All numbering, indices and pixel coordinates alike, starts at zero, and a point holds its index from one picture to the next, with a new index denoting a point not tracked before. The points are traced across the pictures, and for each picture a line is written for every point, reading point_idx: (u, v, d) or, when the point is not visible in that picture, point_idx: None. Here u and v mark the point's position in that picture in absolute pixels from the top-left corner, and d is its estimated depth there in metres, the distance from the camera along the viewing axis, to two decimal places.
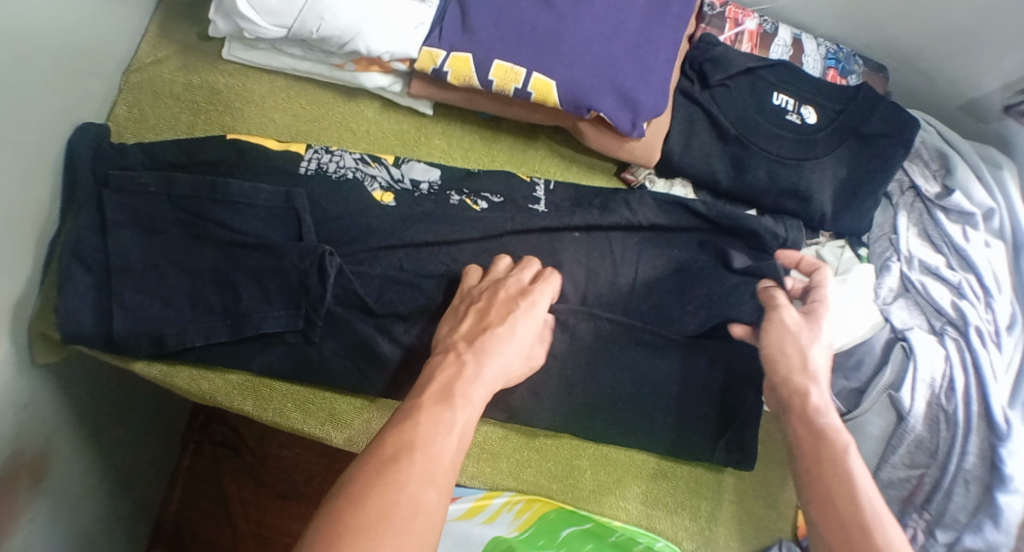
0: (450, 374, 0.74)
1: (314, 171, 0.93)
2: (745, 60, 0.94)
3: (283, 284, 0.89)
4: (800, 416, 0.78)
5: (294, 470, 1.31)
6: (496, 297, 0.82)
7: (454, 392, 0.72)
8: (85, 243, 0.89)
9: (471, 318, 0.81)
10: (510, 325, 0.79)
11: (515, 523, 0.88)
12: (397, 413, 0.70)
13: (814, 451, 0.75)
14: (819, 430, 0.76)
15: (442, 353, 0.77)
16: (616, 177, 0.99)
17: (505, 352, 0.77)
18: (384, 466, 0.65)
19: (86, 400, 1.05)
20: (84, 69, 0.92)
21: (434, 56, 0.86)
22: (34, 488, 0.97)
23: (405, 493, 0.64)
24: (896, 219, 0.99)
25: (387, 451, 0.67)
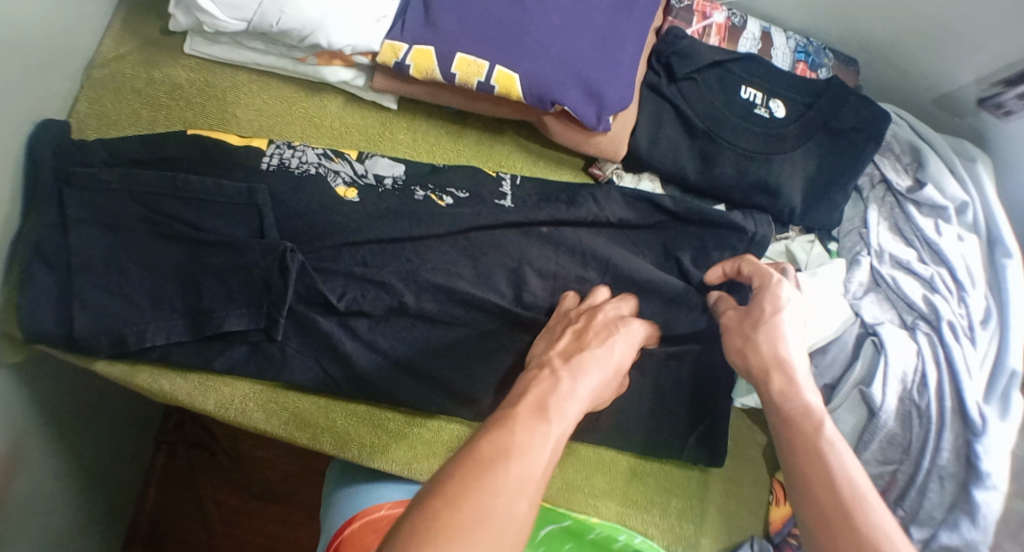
0: (546, 387, 0.74)
1: (276, 167, 0.92)
2: (713, 54, 0.92)
3: (246, 280, 0.89)
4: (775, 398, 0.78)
5: (269, 470, 1.30)
6: (595, 317, 0.84)
7: (551, 405, 0.71)
8: (47, 240, 0.88)
9: (567, 338, 0.82)
10: (601, 345, 0.81)
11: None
12: (492, 419, 0.69)
13: (789, 438, 0.75)
14: (796, 413, 0.76)
15: (538, 370, 0.77)
16: (585, 172, 0.98)
17: (600, 369, 0.78)
18: (481, 470, 0.63)
19: (54, 400, 1.03)
20: (45, 65, 0.91)
21: (397, 49, 0.85)
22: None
23: (499, 499, 0.62)
24: (867, 213, 0.98)
25: (484, 453, 0.65)
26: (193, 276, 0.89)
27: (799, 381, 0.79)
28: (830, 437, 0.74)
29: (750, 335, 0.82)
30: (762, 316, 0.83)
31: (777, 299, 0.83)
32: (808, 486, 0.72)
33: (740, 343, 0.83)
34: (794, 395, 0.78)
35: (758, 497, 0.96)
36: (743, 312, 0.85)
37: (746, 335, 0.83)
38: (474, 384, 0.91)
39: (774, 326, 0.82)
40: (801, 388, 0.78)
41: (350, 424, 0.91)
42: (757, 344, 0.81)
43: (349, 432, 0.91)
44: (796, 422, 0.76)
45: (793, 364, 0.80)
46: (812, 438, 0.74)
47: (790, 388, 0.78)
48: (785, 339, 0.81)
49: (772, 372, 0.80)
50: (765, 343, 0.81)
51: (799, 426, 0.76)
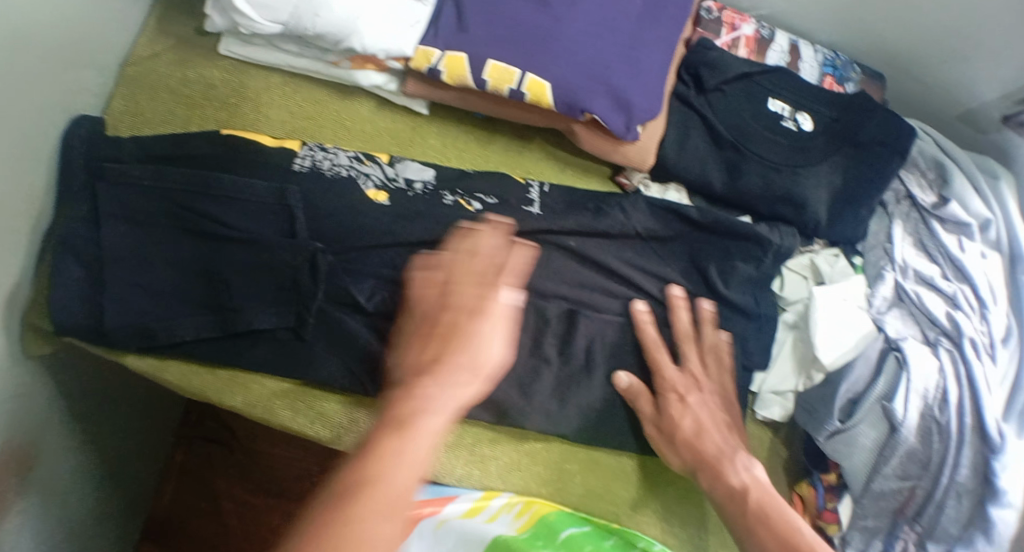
0: (410, 410, 0.67)
1: (309, 169, 0.93)
2: (742, 65, 0.93)
3: (275, 279, 0.91)
4: (715, 479, 0.84)
5: (286, 467, 1.32)
6: (481, 295, 0.74)
7: (409, 421, 0.67)
8: (79, 234, 0.91)
9: (649, 425, 0.89)
10: (470, 331, 0.72)
11: (515, 524, 0.90)
12: (357, 451, 0.65)
13: (743, 522, 0.80)
14: (735, 489, 0.82)
15: (401, 384, 0.70)
16: (611, 180, 0.99)
17: (477, 356, 0.71)
18: (340, 502, 0.62)
19: (79, 393, 1.05)
20: (80, 62, 0.93)
21: (429, 55, 0.86)
22: (25, 481, 0.97)
23: (362, 529, 0.61)
24: (892, 229, 0.98)
25: (344, 497, 0.62)
26: (222, 274, 0.91)
27: (722, 460, 0.85)
28: (762, 505, 0.80)
29: (673, 445, 0.88)
30: (670, 424, 0.88)
31: (671, 400, 0.89)
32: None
33: (668, 450, 0.88)
34: (728, 473, 0.84)
35: None
36: (658, 418, 0.89)
37: (671, 446, 0.88)
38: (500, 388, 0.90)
39: (682, 428, 0.88)
40: (725, 469, 0.84)
41: (375, 423, 0.92)
42: (677, 455, 0.88)
43: (373, 434, 0.92)
44: (740, 518, 0.80)
45: (705, 453, 0.86)
46: (744, 516, 0.80)
47: (715, 476, 0.84)
48: (693, 440, 0.87)
49: (698, 469, 0.86)
50: (676, 455, 0.88)
51: (731, 510, 0.81)
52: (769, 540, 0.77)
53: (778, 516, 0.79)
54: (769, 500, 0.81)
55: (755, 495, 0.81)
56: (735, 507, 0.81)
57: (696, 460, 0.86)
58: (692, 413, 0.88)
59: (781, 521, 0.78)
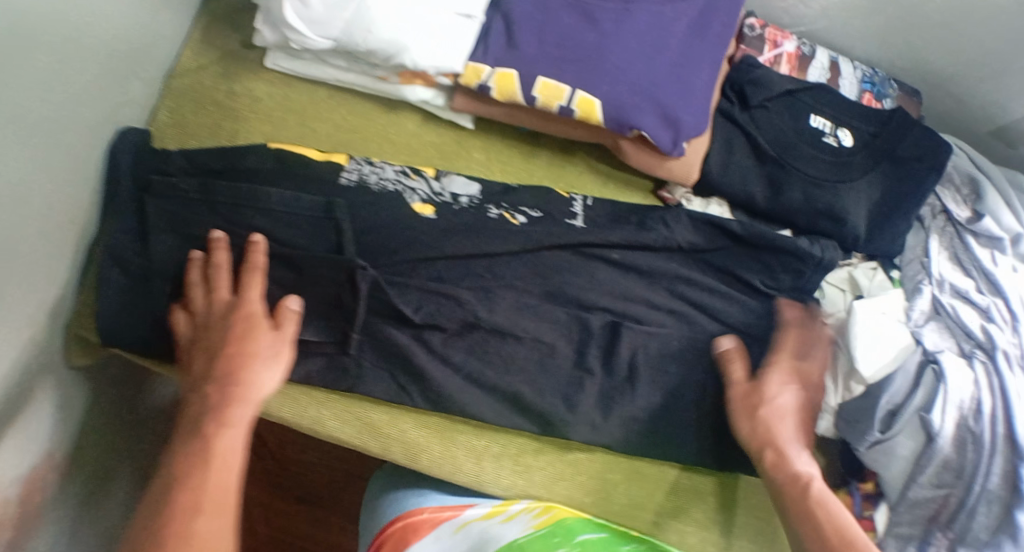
0: (212, 438, 0.81)
1: (355, 183, 0.94)
2: (785, 82, 0.94)
3: (321, 294, 0.91)
4: (776, 465, 0.88)
5: (315, 473, 1.31)
6: (236, 334, 0.86)
7: (219, 420, 0.82)
8: (124, 247, 0.91)
9: (742, 387, 0.91)
10: (257, 366, 0.85)
11: (533, 520, 0.91)
12: (181, 464, 0.79)
13: (794, 504, 0.85)
14: (794, 476, 0.87)
15: (212, 415, 0.82)
16: (653, 194, 1.01)
17: (256, 383, 0.85)
18: (184, 511, 0.76)
19: (110, 401, 1.06)
20: (125, 75, 0.93)
21: (479, 72, 0.87)
22: (61, 492, 0.97)
23: (198, 524, 0.76)
24: (928, 243, 1.00)
25: (171, 516, 0.76)
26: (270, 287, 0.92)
27: (790, 451, 0.89)
28: (820, 497, 0.85)
29: (755, 415, 0.90)
30: (766, 395, 0.90)
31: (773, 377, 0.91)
32: (788, 523, 0.86)
33: (744, 419, 0.90)
34: (787, 464, 0.88)
35: None
36: (754, 385, 0.91)
37: (751, 415, 0.90)
38: (544, 400, 0.92)
39: (773, 401, 0.90)
40: (793, 456, 0.88)
41: (420, 435, 0.93)
42: (758, 424, 0.89)
43: (419, 446, 0.92)
44: (786, 489, 0.86)
45: (784, 437, 0.89)
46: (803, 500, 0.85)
47: (782, 459, 0.88)
48: (778, 419, 0.89)
49: (766, 446, 0.89)
50: (750, 422, 0.90)
51: (789, 496, 0.86)
52: (831, 534, 0.82)
53: (833, 510, 0.84)
54: (825, 496, 0.86)
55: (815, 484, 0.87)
56: (782, 475, 0.87)
57: (768, 434, 0.89)
58: (786, 397, 0.91)
59: (836, 516, 0.84)
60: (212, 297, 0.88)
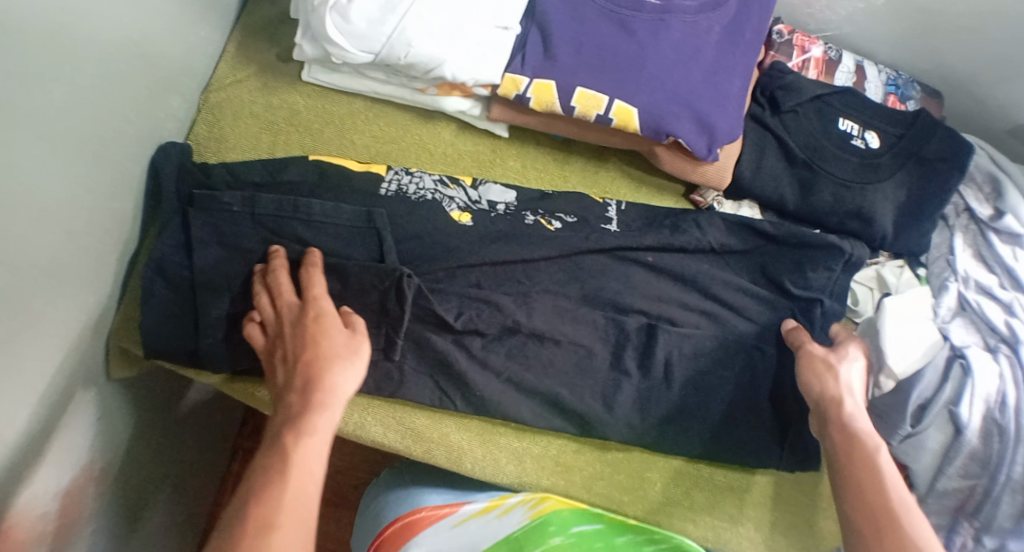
0: (292, 440, 0.79)
1: (394, 193, 0.96)
2: (814, 88, 0.97)
3: (364, 304, 0.92)
4: (835, 421, 0.88)
5: (342, 475, 1.34)
6: (306, 337, 0.85)
7: (300, 432, 0.80)
8: (168, 260, 0.92)
9: (823, 348, 0.92)
10: (333, 366, 0.84)
11: (527, 515, 0.94)
12: (260, 473, 0.77)
13: (849, 457, 0.85)
14: (852, 433, 0.86)
15: (292, 420, 0.81)
16: (684, 198, 1.03)
17: (333, 384, 0.83)
18: (261, 525, 0.73)
19: (149, 409, 1.07)
20: (167, 90, 0.95)
21: (517, 82, 0.89)
22: (101, 501, 0.98)
23: (277, 539, 0.73)
24: (952, 240, 1.03)
25: (250, 528, 0.73)
26: None
27: (853, 406, 0.88)
28: (880, 457, 0.84)
29: (834, 369, 0.90)
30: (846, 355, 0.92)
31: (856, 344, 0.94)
32: (847, 474, 0.84)
33: (823, 372, 0.90)
34: (852, 419, 0.87)
35: None
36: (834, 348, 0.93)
37: (831, 369, 0.90)
38: (584, 402, 0.94)
39: (853, 361, 0.91)
40: (854, 412, 0.88)
41: (462, 439, 0.94)
42: (837, 376, 0.90)
43: (462, 449, 0.94)
44: (855, 443, 0.86)
45: (857, 394, 0.89)
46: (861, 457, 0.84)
47: (853, 414, 0.88)
48: (858, 375, 0.90)
49: (840, 400, 0.88)
50: (831, 375, 0.90)
51: (843, 452, 0.86)
52: (880, 499, 0.81)
53: (889, 472, 0.83)
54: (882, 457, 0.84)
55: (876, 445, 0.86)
56: (838, 430, 0.87)
57: (846, 388, 0.89)
58: (863, 360, 0.92)
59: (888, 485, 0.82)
60: (280, 305, 0.88)
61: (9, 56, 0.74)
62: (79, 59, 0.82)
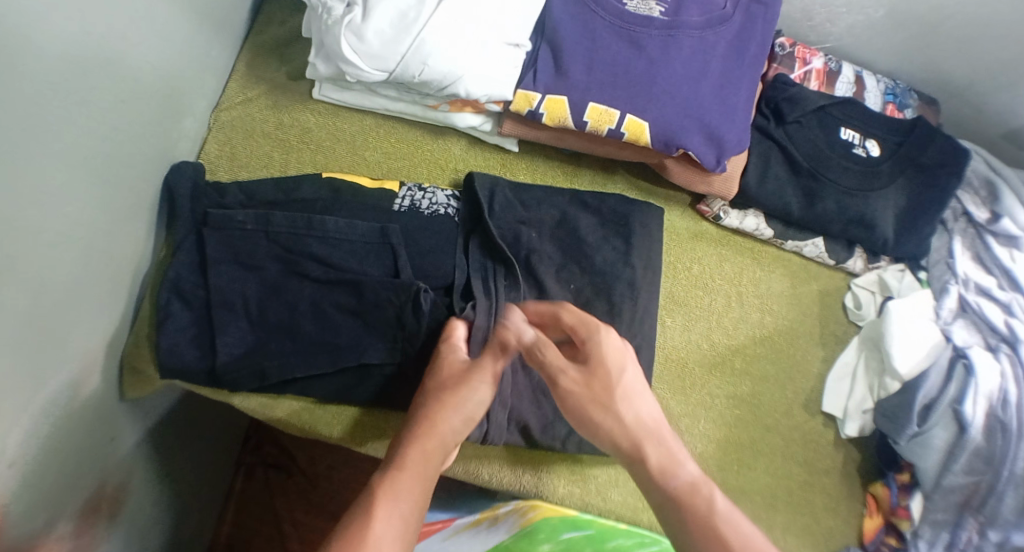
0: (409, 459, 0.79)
1: (408, 208, 0.98)
2: (818, 98, 1.00)
3: (382, 317, 0.93)
4: (653, 478, 0.77)
5: (343, 488, 1.33)
6: (449, 368, 0.86)
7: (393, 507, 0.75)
8: (183, 278, 0.93)
9: (578, 376, 0.82)
10: (469, 398, 0.83)
11: (517, 522, 0.96)
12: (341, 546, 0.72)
13: (678, 516, 0.75)
14: (672, 491, 0.76)
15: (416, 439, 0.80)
16: (691, 208, 1.05)
17: (462, 420, 0.82)
18: None
19: (159, 425, 1.07)
20: (179, 109, 0.96)
21: (530, 98, 0.91)
22: (112, 519, 0.97)
23: None
24: (952, 244, 1.05)
25: None
26: (328, 313, 0.94)
27: (673, 453, 0.78)
28: (722, 512, 0.74)
29: (609, 404, 0.80)
30: (611, 379, 0.81)
31: (613, 354, 0.82)
32: (694, 531, 0.74)
33: (600, 415, 0.80)
34: (672, 472, 0.77)
35: (852, 510, 1.02)
36: (588, 374, 0.82)
37: (607, 406, 0.80)
38: None
39: (622, 384, 0.81)
40: (679, 460, 0.77)
41: (479, 452, 0.96)
42: (621, 412, 0.80)
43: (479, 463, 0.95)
44: (683, 498, 0.76)
45: (663, 431, 0.80)
46: (702, 513, 0.74)
47: (669, 459, 0.78)
48: (636, 391, 0.81)
49: (646, 445, 0.79)
50: (633, 410, 0.80)
51: (678, 509, 0.75)
52: None
53: (735, 527, 0.73)
54: (712, 513, 0.74)
55: (706, 496, 0.75)
56: (659, 488, 0.77)
57: (650, 432, 0.79)
58: (622, 365, 0.82)
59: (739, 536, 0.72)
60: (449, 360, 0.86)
61: (34, 75, 0.75)
62: (97, 80, 0.83)
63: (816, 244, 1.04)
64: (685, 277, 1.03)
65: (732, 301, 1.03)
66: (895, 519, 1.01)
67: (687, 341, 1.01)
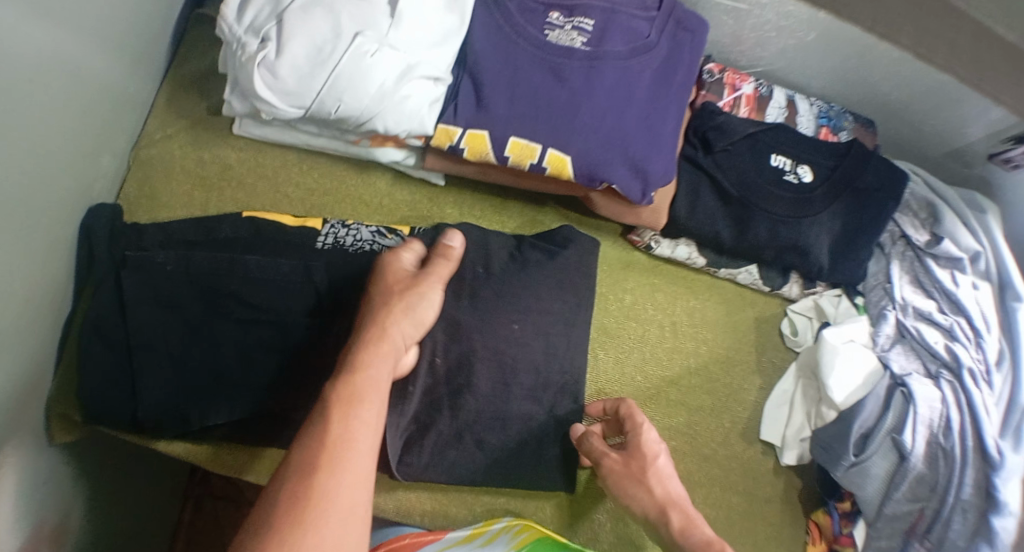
0: (349, 391, 0.77)
1: (331, 245, 0.97)
2: (746, 126, 0.98)
3: (307, 361, 0.93)
4: (683, 535, 0.82)
5: None
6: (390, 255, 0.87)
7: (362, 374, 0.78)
8: (103, 323, 0.90)
9: (619, 456, 0.88)
10: (396, 325, 0.82)
11: (513, 541, 0.89)
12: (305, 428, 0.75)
13: None
14: (704, 541, 0.81)
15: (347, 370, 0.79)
16: (622, 238, 1.05)
17: (405, 311, 0.83)
18: (304, 483, 0.71)
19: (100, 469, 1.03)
20: (96, 148, 0.92)
21: (450, 133, 0.90)
22: None
23: (345, 456, 0.73)
24: (890, 269, 1.04)
25: (298, 491, 0.71)
26: (252, 356, 0.91)
27: (696, 515, 0.84)
28: None
29: (644, 480, 0.87)
30: (645, 458, 0.88)
31: (654, 442, 0.90)
32: None
33: (632, 489, 0.87)
34: (696, 528, 0.83)
35: (796, 538, 1.01)
36: (626, 455, 0.89)
37: (641, 480, 0.87)
38: (529, 448, 0.93)
39: (655, 463, 0.88)
40: (700, 520, 0.83)
41: (408, 493, 0.92)
42: (652, 485, 0.86)
43: (404, 502, 0.92)
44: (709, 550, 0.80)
45: (686, 502, 0.86)
46: None
47: (689, 522, 0.83)
48: (673, 468, 0.89)
49: (669, 511, 0.85)
50: (661, 483, 0.86)
51: None
52: None
53: None
54: None
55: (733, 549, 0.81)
56: (689, 542, 0.81)
57: (673, 498, 0.86)
58: (665, 451, 0.90)
59: None
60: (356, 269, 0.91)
61: None
62: (20, 128, 0.79)
63: (750, 271, 1.04)
64: (618, 309, 1.02)
65: (667, 331, 1.02)
66: (837, 546, 1.00)
67: (620, 374, 0.99)
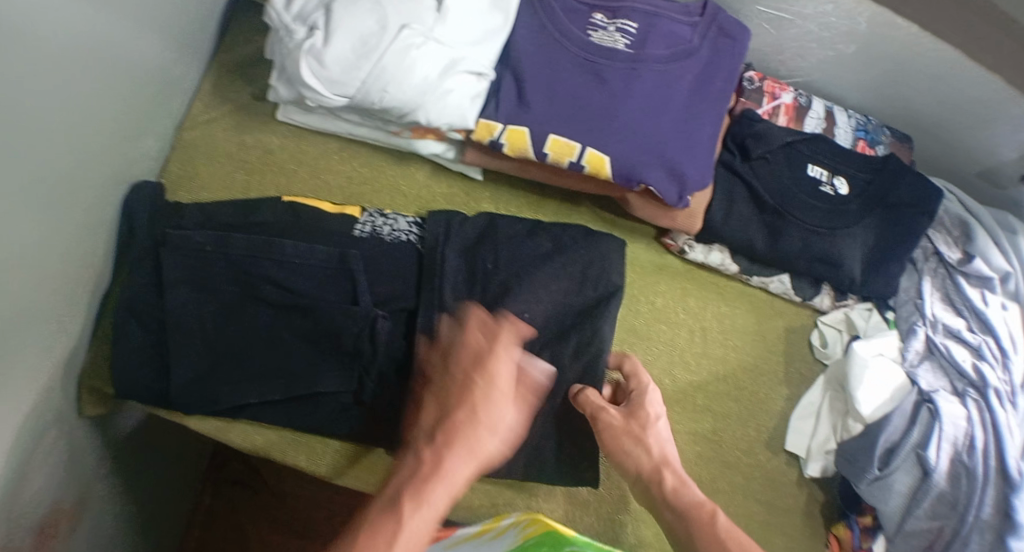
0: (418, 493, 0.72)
1: (369, 234, 0.98)
2: (785, 134, 0.99)
3: (339, 348, 0.92)
4: (671, 497, 0.85)
5: (313, 507, 1.31)
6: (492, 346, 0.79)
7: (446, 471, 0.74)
8: (139, 299, 0.91)
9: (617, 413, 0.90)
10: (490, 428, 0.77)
11: None
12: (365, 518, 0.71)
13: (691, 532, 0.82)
14: (690, 503, 0.83)
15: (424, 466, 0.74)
16: (656, 241, 1.05)
17: (498, 418, 0.77)
18: None
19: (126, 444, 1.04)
20: (142, 128, 0.95)
21: (491, 129, 0.91)
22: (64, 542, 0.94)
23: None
24: (920, 285, 1.04)
25: None
26: (283, 339, 0.92)
27: (686, 478, 0.87)
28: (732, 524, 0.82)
29: (638, 439, 0.89)
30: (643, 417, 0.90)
31: (653, 403, 0.92)
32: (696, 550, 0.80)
33: (626, 446, 0.88)
34: (686, 490, 0.85)
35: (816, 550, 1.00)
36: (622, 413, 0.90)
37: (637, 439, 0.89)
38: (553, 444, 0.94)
39: (652, 424, 0.90)
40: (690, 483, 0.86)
41: None
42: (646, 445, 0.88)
43: None
44: (694, 513, 0.83)
45: (677, 463, 0.88)
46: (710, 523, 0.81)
47: (680, 483, 0.86)
48: (665, 428, 0.91)
49: (660, 472, 0.87)
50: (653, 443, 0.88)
51: (696, 521, 0.82)
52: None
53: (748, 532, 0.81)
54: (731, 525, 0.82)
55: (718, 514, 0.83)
56: (676, 504, 0.84)
57: (664, 459, 0.88)
58: (660, 410, 0.92)
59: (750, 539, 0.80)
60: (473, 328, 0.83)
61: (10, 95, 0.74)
62: (70, 102, 0.81)
63: (782, 280, 1.04)
64: (648, 311, 1.02)
65: (696, 335, 1.03)
66: None
67: (647, 375, 0.99)
